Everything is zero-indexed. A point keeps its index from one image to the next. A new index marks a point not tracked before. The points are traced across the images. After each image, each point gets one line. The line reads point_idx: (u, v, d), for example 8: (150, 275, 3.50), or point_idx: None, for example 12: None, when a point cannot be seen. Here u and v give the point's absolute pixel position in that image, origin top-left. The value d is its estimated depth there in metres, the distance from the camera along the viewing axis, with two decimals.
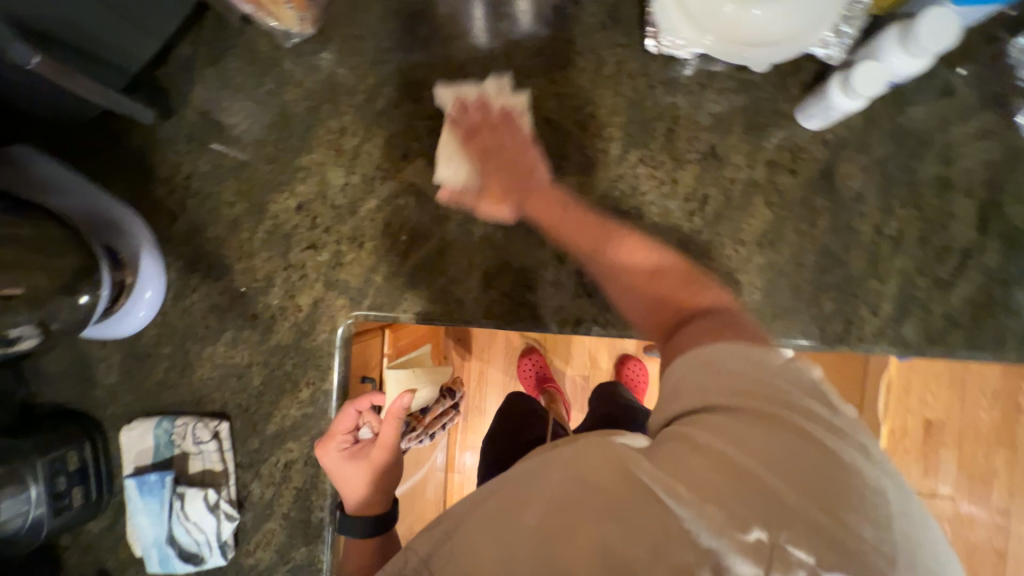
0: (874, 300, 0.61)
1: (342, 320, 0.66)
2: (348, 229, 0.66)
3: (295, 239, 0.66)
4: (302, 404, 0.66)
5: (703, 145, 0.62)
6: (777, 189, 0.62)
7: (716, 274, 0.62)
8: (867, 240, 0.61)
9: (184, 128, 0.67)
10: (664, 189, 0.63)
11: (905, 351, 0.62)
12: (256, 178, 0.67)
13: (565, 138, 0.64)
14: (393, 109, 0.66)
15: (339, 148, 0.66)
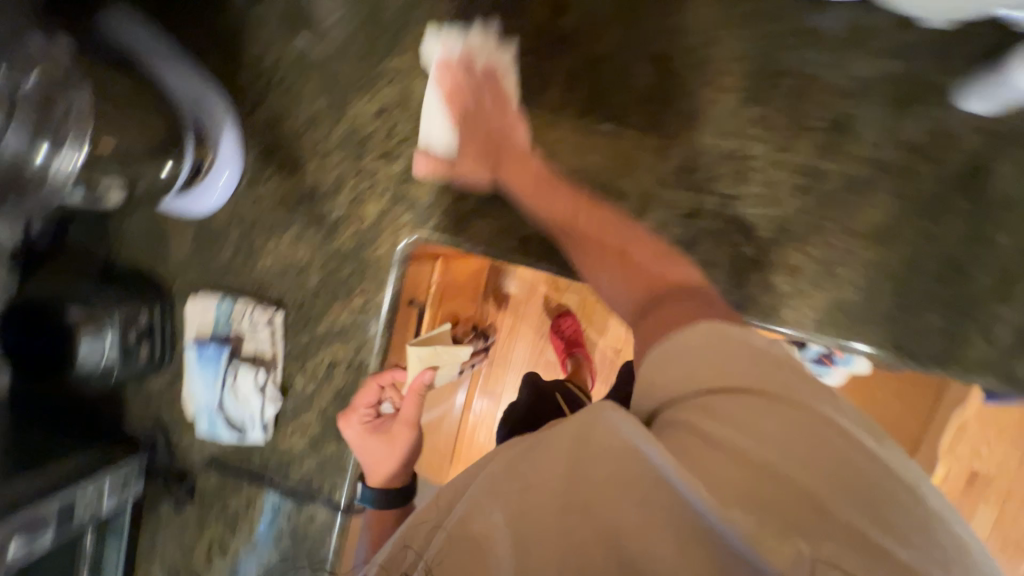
0: (989, 324, 0.54)
1: (405, 237, 0.65)
2: (425, 143, 0.63)
3: (370, 146, 0.64)
4: (353, 311, 0.67)
5: (834, 112, 0.54)
6: (908, 178, 0.54)
7: (811, 261, 0.56)
8: (1003, 255, 0.53)
9: (278, 11, 0.65)
10: (775, 155, 0.56)
11: (1012, 387, 0.54)
12: (340, 75, 0.64)
13: (675, 79, 0.57)
14: (494, 19, 0.60)
15: (429, 55, 0.62)
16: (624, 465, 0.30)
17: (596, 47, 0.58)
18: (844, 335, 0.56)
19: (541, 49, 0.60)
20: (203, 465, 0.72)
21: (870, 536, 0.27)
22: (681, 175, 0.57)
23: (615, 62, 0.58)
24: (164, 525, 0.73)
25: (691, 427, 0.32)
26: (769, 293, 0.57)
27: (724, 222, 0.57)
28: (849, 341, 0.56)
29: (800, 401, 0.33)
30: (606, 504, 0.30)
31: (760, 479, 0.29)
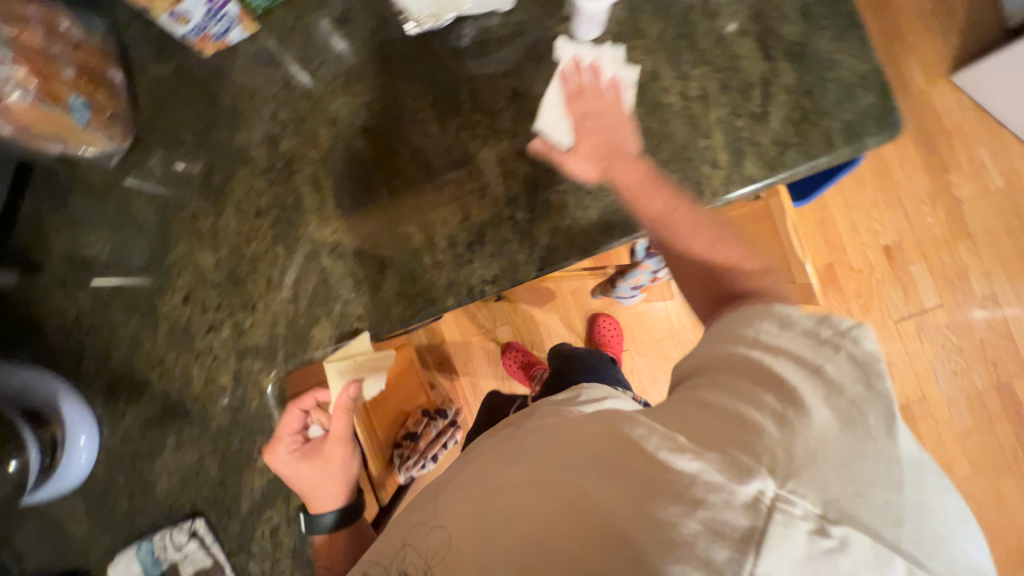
0: (707, 155, 0.66)
1: (268, 381, 0.69)
2: (236, 299, 0.69)
3: (194, 330, 0.69)
4: (264, 471, 0.68)
5: (506, 91, 0.67)
6: (584, 99, 0.67)
7: (567, 195, 0.66)
8: (679, 108, 0.66)
9: (56, 276, 0.70)
10: (491, 142, 0.67)
11: (756, 186, 0.66)
12: (138, 292, 0.70)
13: (387, 137, 0.68)
14: (230, 176, 0.69)
15: (198, 232, 0.69)
16: (603, 450, 0.47)
17: (317, 150, 0.68)
18: (627, 228, 0.66)
19: (279, 176, 0.69)
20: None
21: (808, 471, 0.39)
22: (438, 196, 0.67)
23: (337, 151, 0.68)
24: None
25: (686, 401, 0.47)
26: (558, 233, 0.66)
27: (490, 207, 0.67)
28: (634, 230, 0.66)
29: (788, 362, 0.44)
30: (616, 482, 0.44)
31: (721, 428, 0.43)
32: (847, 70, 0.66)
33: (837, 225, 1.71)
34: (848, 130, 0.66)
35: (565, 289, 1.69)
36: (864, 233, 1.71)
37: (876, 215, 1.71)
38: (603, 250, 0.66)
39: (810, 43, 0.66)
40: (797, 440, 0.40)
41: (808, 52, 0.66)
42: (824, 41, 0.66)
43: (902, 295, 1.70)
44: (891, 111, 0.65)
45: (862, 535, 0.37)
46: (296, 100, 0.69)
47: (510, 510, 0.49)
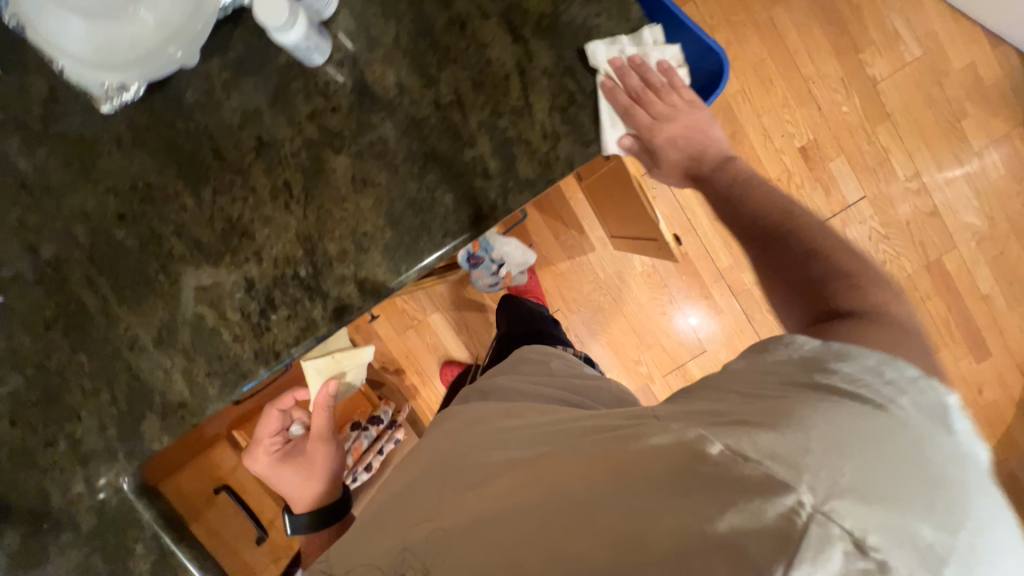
0: (478, 163, 0.61)
1: (120, 478, 0.71)
2: (61, 412, 0.69)
3: (32, 448, 0.70)
4: (146, 555, 0.73)
5: (249, 141, 0.61)
6: (334, 133, 0.61)
7: (344, 241, 0.63)
8: (436, 120, 0.60)
9: None
10: (251, 202, 0.62)
11: (537, 188, 0.62)
12: None
13: (143, 218, 0.63)
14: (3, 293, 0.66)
15: None
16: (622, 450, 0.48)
17: (79, 249, 0.64)
18: (414, 262, 0.63)
19: (50, 284, 0.65)
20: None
21: (865, 503, 0.37)
22: (215, 269, 0.64)
23: (99, 245, 0.64)
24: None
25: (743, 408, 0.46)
26: (345, 283, 0.64)
27: (271, 270, 0.64)
28: (421, 261, 0.63)
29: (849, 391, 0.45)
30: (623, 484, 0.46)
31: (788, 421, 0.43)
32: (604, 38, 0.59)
33: (748, 136, 1.62)
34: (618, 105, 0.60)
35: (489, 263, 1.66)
36: (778, 138, 1.63)
37: (788, 115, 1.62)
38: (397, 290, 0.64)
39: (560, 12, 0.60)
40: (865, 459, 0.39)
41: (559, 24, 0.59)
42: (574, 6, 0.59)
43: (824, 193, 1.65)
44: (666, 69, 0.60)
45: (910, 556, 0.36)
46: (38, 201, 0.64)
47: (502, 495, 0.53)
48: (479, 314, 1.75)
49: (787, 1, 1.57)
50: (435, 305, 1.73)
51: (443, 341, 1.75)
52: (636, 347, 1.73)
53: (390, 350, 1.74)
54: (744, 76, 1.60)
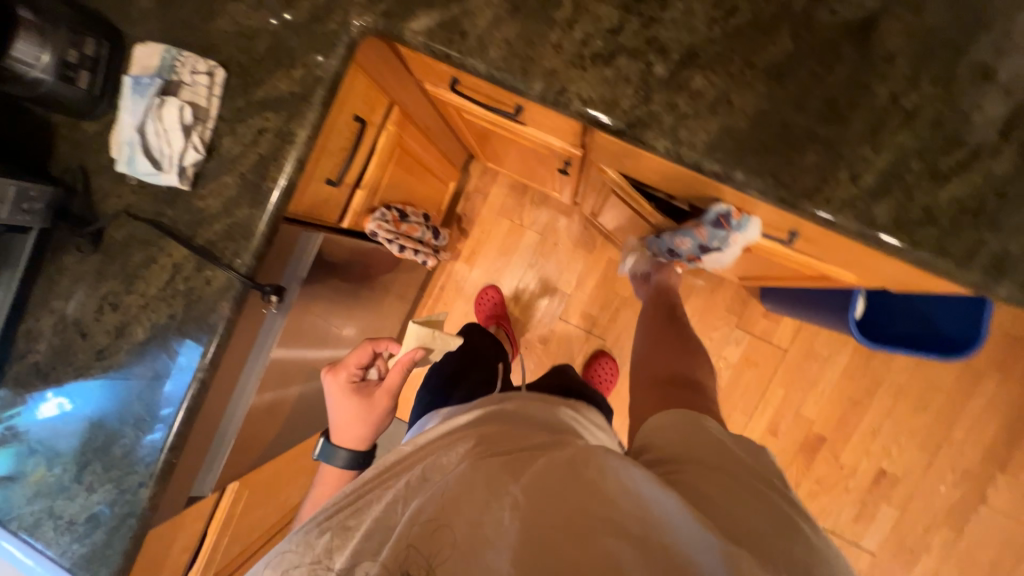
0: (857, 166, 0.62)
1: (329, 74, 0.74)
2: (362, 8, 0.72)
3: (315, 7, 0.73)
4: (275, 150, 0.75)
5: (720, 12, 0.64)
6: (809, 24, 0.62)
7: (686, 127, 0.65)
8: (854, 134, 0.62)
9: None
10: (666, 37, 0.65)
11: (867, 232, 0.62)
12: None
13: None
14: None
15: None
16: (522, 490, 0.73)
17: None
18: (720, 180, 0.66)
19: None
20: (118, 216, 0.79)
21: None
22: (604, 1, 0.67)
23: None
24: (86, 276, 0.81)
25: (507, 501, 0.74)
26: (670, 112, 0.65)
27: (607, 86, 0.67)
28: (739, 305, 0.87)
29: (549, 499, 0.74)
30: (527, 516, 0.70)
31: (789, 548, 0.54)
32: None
33: (862, 418, 1.61)
34: (998, 261, 0.59)
35: (604, 256, 1.75)
36: (876, 445, 1.61)
37: (903, 440, 1.60)
38: (691, 161, 0.65)
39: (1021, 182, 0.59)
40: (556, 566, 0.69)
41: (1012, 190, 0.59)
42: None
43: (854, 514, 1.63)
44: None
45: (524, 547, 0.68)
46: None
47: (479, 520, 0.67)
48: (556, 274, 1.78)
49: (1003, 377, 1.55)
50: (541, 229, 1.78)
51: (515, 257, 1.80)
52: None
53: (479, 211, 1.81)
54: (914, 379, 1.59)
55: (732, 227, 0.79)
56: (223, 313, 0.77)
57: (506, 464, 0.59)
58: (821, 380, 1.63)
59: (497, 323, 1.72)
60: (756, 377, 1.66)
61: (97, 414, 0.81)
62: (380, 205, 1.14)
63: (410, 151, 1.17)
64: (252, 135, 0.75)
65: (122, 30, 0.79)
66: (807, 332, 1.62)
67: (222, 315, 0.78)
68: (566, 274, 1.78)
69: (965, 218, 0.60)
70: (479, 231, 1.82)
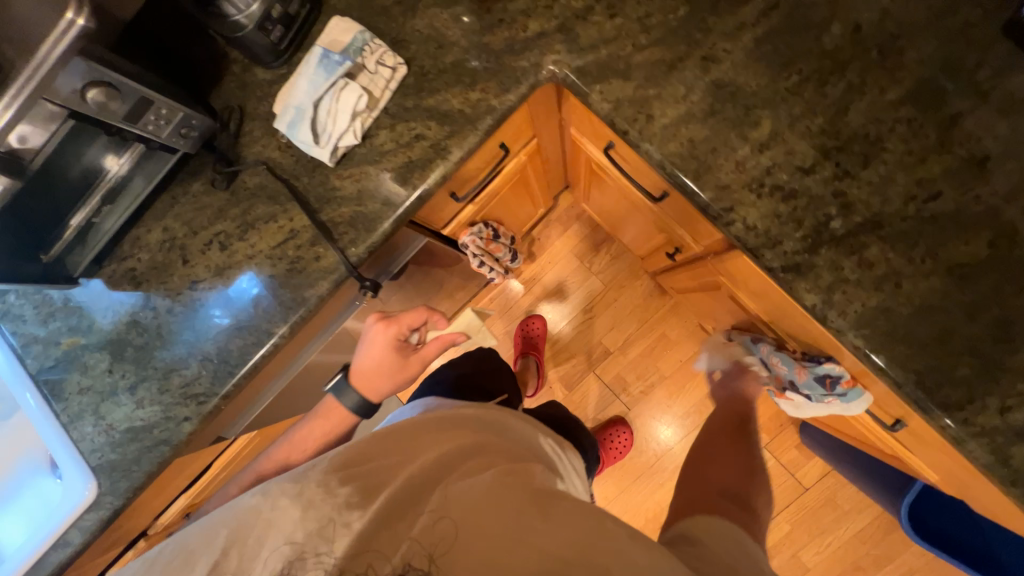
0: (1011, 400, 0.58)
1: (502, 106, 0.73)
2: (559, 56, 0.71)
3: (514, 40, 0.73)
4: (424, 159, 0.76)
5: (923, 191, 0.61)
6: (1012, 237, 0.59)
7: (843, 291, 0.62)
8: (1020, 366, 0.58)
9: None
10: (857, 194, 0.62)
11: (995, 468, 0.58)
12: None
13: (803, 104, 0.65)
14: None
15: None
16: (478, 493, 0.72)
17: (743, 54, 0.66)
18: (856, 355, 0.63)
19: (688, 26, 0.68)
20: (257, 166, 0.81)
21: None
22: (804, 137, 0.64)
23: (815, 8, 0.65)
24: (208, 208, 0.83)
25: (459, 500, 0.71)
26: (831, 270, 0.63)
27: (777, 220, 0.64)
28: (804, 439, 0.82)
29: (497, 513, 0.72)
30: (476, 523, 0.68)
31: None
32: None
33: None
34: None
35: (658, 328, 1.72)
36: None
37: None
38: (836, 326, 0.62)
39: None
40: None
41: None
42: None
43: None
44: None
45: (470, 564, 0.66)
46: (776, 14, 0.66)
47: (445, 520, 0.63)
48: (605, 328, 1.76)
49: None
50: (606, 279, 1.76)
51: (571, 297, 1.79)
52: (602, 496, 1.74)
53: (552, 241, 1.80)
54: (927, 569, 1.51)
55: (839, 392, 0.76)
56: (319, 290, 0.78)
57: (533, 495, 0.56)
58: (831, 532, 1.56)
59: (532, 354, 1.71)
60: None
61: (171, 337, 0.84)
62: (479, 221, 1.14)
63: (525, 178, 1.17)
64: (407, 137, 0.76)
65: None
66: (834, 480, 1.56)
67: (317, 292, 0.78)
68: (614, 331, 1.75)
69: None
70: (545, 260, 1.81)
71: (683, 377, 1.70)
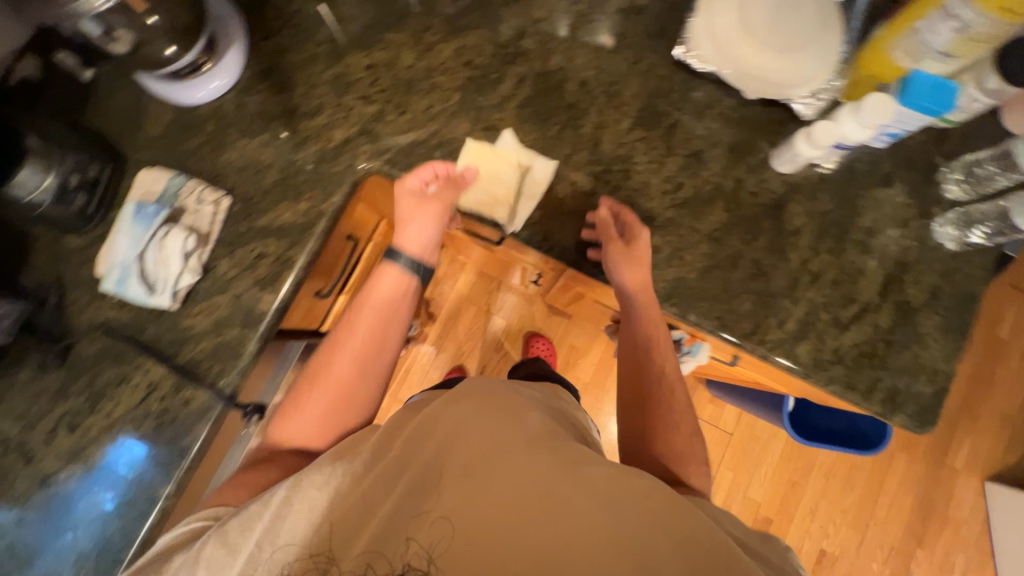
0: (782, 314, 0.77)
1: (331, 206, 0.80)
2: (369, 155, 0.82)
3: (325, 150, 0.82)
4: (271, 273, 0.79)
5: (671, 184, 0.80)
6: (737, 201, 0.80)
7: (650, 271, 0.78)
8: (778, 288, 0.77)
9: (287, 44, 0.85)
10: (632, 199, 0.80)
11: (794, 367, 0.76)
12: (318, 88, 0.84)
13: (571, 145, 0.81)
14: (437, 82, 0.83)
15: (377, 86, 0.84)
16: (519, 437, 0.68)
17: (513, 118, 0.82)
18: (679, 316, 0.78)
19: (465, 107, 0.82)
20: (93, 332, 0.77)
21: None
22: (579, 169, 0.81)
23: (553, 75, 0.83)
24: (44, 393, 0.76)
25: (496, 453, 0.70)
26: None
27: (585, 231, 0.79)
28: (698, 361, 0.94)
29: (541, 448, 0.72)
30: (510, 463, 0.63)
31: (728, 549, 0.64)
32: (928, 357, 0.75)
33: (800, 499, 1.75)
34: (891, 396, 0.75)
35: (566, 341, 1.85)
36: (814, 525, 1.74)
37: (836, 519, 1.74)
38: (654, 302, 0.77)
39: (903, 332, 0.76)
40: None
41: (896, 339, 0.76)
42: (922, 342, 0.76)
43: None
44: (937, 414, 0.74)
45: None
46: (526, 85, 0.83)
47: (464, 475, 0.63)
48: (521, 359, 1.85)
49: (909, 458, 1.77)
50: (506, 315, 1.87)
51: (480, 341, 1.86)
52: None
53: (447, 296, 1.87)
54: (839, 462, 1.76)
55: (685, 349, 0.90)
56: (197, 435, 0.75)
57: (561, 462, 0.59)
58: (763, 463, 1.76)
59: None
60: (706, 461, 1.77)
61: (31, 548, 0.73)
62: None
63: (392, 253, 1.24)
64: (250, 259, 0.79)
65: (126, 153, 0.82)
66: (747, 417, 1.77)
67: (196, 438, 0.75)
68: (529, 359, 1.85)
69: (864, 360, 0.75)
70: (445, 315, 1.87)
71: (602, 377, 1.84)
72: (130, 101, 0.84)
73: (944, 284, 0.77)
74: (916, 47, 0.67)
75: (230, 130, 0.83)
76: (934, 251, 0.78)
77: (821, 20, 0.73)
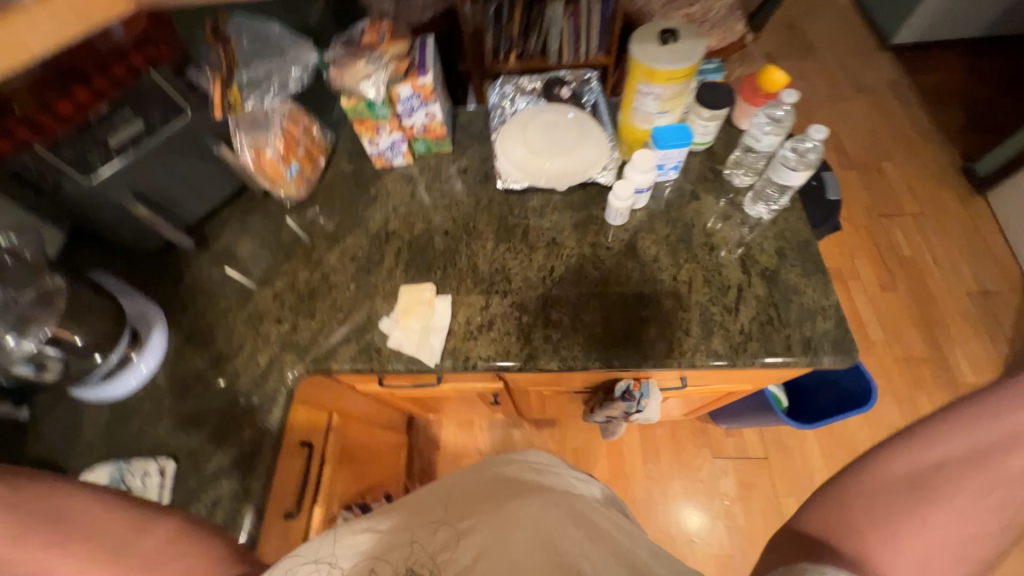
0: (684, 324, 0.87)
1: (274, 423, 0.86)
2: (294, 363, 0.91)
3: (255, 377, 0.90)
4: (232, 514, 0.79)
5: (545, 270, 0.95)
6: (600, 259, 0.95)
7: (565, 342, 0.87)
8: (668, 305, 0.89)
9: (201, 306, 0.99)
10: (522, 294, 0.93)
11: (720, 361, 0.83)
12: (236, 329, 0.96)
13: (457, 278, 0.97)
14: (334, 281, 0.99)
15: (285, 306, 0.97)
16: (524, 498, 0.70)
17: (404, 279, 0.98)
18: (608, 366, 0.85)
19: (362, 289, 0.97)
20: None
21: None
22: (470, 292, 0.94)
23: (421, 237, 1.03)
24: None
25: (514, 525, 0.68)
26: (547, 342, 0.88)
27: (498, 337, 0.89)
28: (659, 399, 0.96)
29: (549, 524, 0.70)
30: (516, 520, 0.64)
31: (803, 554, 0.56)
32: (811, 299, 0.86)
33: None
34: (807, 344, 0.83)
35: (568, 445, 1.79)
36: None
37: None
38: (580, 365, 0.85)
39: (780, 290, 0.88)
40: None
41: (778, 299, 0.87)
42: (798, 291, 0.87)
43: None
44: (850, 340, 0.82)
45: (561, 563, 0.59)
46: (404, 252, 1.01)
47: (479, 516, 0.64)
48: None
49: (929, 393, 1.75)
50: (501, 449, 1.81)
51: None
52: None
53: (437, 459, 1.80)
54: (876, 431, 1.70)
55: (638, 396, 0.94)
56: None
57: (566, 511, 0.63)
58: (812, 470, 1.65)
59: None
60: (763, 497, 1.64)
61: None
62: (341, 509, 1.14)
63: (356, 443, 1.24)
64: (207, 510, 0.79)
65: (68, 466, 0.85)
66: (768, 433, 1.72)
67: None
68: None
69: (768, 327, 0.85)
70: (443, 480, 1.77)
71: (618, 464, 1.75)
72: (64, 421, 0.89)
73: (783, 243, 0.93)
74: (643, 117, 0.93)
75: (165, 399, 0.90)
76: (759, 224, 0.96)
77: (580, 126, 1.01)
